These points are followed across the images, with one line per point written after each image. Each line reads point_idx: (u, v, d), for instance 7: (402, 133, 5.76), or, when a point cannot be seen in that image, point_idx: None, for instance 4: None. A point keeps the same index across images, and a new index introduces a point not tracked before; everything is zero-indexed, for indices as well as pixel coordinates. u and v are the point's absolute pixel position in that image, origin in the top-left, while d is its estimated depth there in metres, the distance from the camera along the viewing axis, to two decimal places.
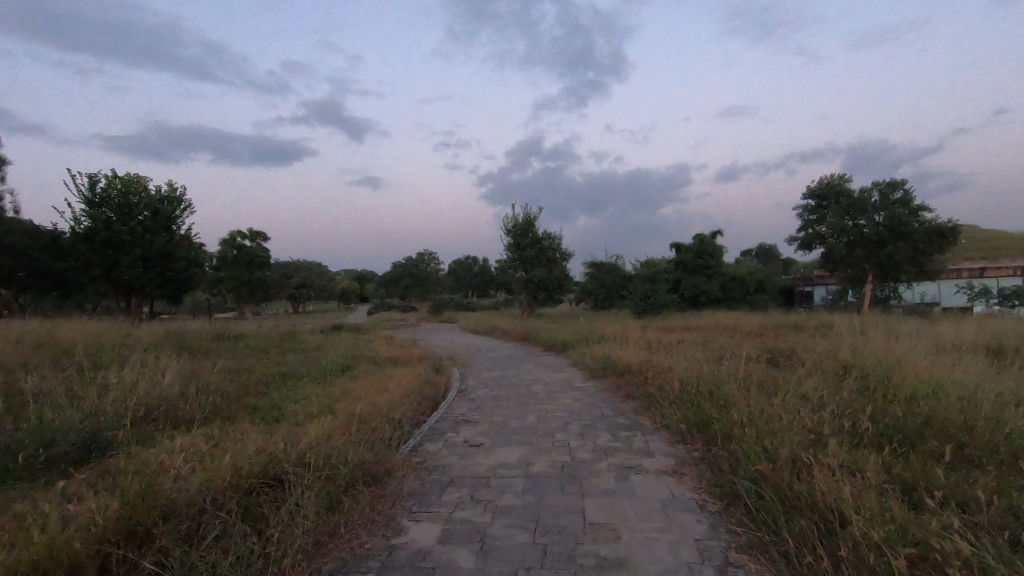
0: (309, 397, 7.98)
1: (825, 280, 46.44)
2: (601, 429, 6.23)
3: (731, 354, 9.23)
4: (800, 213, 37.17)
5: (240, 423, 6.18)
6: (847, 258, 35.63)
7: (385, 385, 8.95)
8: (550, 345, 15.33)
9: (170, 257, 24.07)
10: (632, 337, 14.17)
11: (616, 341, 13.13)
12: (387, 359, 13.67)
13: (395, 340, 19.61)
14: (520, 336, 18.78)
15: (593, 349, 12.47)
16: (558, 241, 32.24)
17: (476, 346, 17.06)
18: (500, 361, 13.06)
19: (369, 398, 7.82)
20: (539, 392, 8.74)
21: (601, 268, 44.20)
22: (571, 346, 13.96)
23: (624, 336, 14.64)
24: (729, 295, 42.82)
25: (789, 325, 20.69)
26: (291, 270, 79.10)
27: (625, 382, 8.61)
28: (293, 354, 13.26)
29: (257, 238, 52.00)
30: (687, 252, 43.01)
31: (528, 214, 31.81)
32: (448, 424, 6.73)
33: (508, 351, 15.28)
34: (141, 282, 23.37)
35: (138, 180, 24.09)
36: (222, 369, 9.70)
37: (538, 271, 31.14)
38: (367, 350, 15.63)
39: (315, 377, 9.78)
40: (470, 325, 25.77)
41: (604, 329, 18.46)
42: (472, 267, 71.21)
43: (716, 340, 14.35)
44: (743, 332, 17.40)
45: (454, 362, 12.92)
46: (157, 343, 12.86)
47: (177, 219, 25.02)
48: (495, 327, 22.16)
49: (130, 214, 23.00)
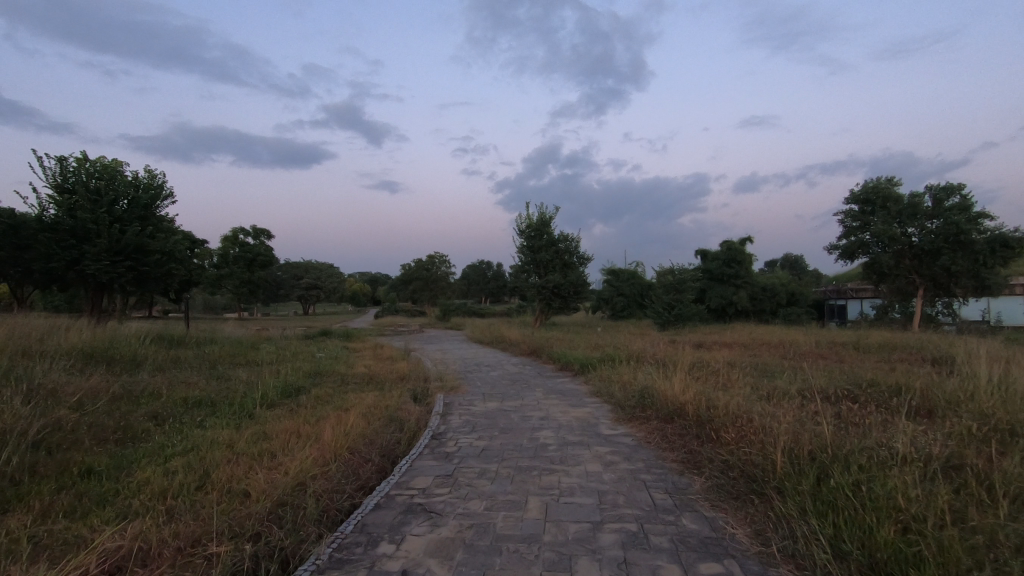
0: (202, 446, 5.26)
1: (862, 294, 42.95)
2: (662, 552, 3.33)
3: (829, 398, 6.32)
4: (842, 220, 33.89)
5: (11, 520, 3.44)
6: (895, 270, 32.26)
7: (325, 426, 6.18)
8: (564, 364, 12.48)
9: (144, 250, 21.64)
10: (668, 358, 11.38)
11: (652, 364, 10.28)
12: (362, 377, 11.00)
13: (384, 350, 16.95)
14: (528, 350, 15.96)
15: (621, 373, 9.65)
16: (576, 244, 29.44)
17: (477, 362, 14.29)
18: (500, 385, 10.28)
19: (287, 453, 5.06)
20: (548, 445, 5.89)
21: (620, 275, 41.38)
22: (592, 367, 11.13)
23: (659, 356, 11.76)
24: (758, 307, 39.69)
25: (847, 346, 17.65)
26: (301, 270, 77.34)
27: (679, 437, 5.74)
28: (245, 369, 10.62)
29: (261, 236, 49.88)
30: (715, 260, 39.90)
31: (543, 213, 29.10)
32: (390, 519, 3.89)
33: (513, 370, 12.49)
34: (110, 278, 20.92)
35: (113, 165, 21.77)
36: (109, 395, 6.98)
37: (552, 276, 28.28)
38: (345, 363, 13.00)
39: (241, 408, 7.03)
40: (476, 333, 23.06)
41: (631, 344, 15.62)
42: (485, 272, 68.62)
43: (775, 364, 11.43)
44: (798, 354, 14.40)
45: (443, 385, 10.16)
46: (76, 350, 10.28)
47: (156, 209, 22.60)
48: (503, 337, 19.42)
49: (99, 202, 20.63)
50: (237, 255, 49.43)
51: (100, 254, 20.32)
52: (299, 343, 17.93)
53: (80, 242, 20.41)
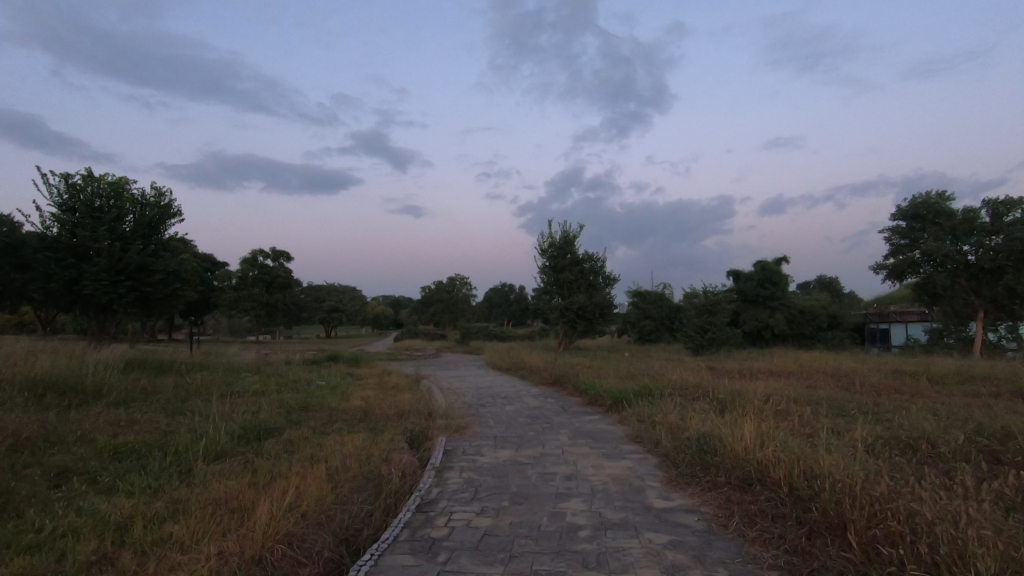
0: (80, 532, 3.67)
1: (908, 317, 40.11)
2: None
3: (980, 473, 4.44)
4: (889, 237, 31.57)
5: None
6: (950, 290, 29.70)
7: (271, 494, 4.52)
8: (593, 398, 10.68)
9: (147, 270, 20.65)
10: (719, 393, 9.49)
11: (703, 404, 8.38)
12: (354, 413, 9.32)
13: (391, 378, 15.34)
14: (550, 378, 14.18)
15: (666, 414, 7.79)
16: (601, 263, 27.73)
17: (493, 393, 12.56)
18: (514, 425, 8.50)
19: (193, 550, 3.42)
20: (581, 527, 4.12)
21: (646, 297, 39.48)
22: (628, 403, 9.27)
23: (708, 390, 9.88)
24: (797, 331, 37.14)
25: (915, 375, 15.47)
26: (323, 293, 77.09)
27: (771, 524, 3.93)
28: (217, 401, 9.07)
29: (280, 258, 49.35)
30: (748, 280, 37.62)
31: (566, 231, 27.55)
32: None
33: (532, 404, 10.68)
34: (109, 300, 19.91)
35: (119, 182, 21.04)
36: (14, 444, 5.45)
37: (577, 297, 26.56)
38: (342, 394, 11.41)
39: (178, 462, 5.45)
40: (494, 359, 21.36)
41: (668, 373, 13.71)
42: (508, 295, 67.08)
43: (848, 401, 9.46)
44: (864, 386, 12.35)
45: (448, 424, 8.43)
46: (26, 379, 8.87)
47: (161, 227, 21.72)
48: (523, 363, 17.71)
49: (102, 220, 19.80)
50: (256, 277, 48.83)
51: (100, 274, 19.39)
52: (301, 369, 16.47)
53: (79, 261, 19.50)
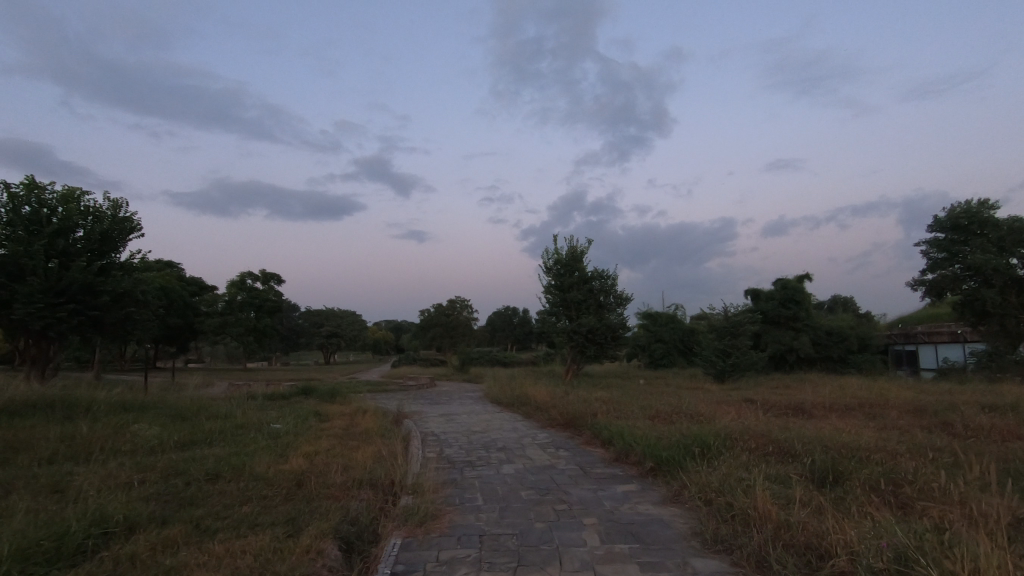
0: None
1: (938, 337, 37.03)
2: None
3: None
4: (926, 250, 28.83)
5: None
6: (1001, 308, 26.78)
7: None
8: (622, 454, 7.81)
9: (94, 291, 18.03)
10: (812, 455, 6.63)
11: (803, 484, 5.50)
12: (280, 484, 6.41)
13: (366, 418, 12.49)
14: (558, 419, 11.32)
15: (755, 496, 4.94)
16: (612, 280, 24.97)
17: (488, 441, 9.70)
18: (515, 508, 5.63)
19: None
20: None
21: (658, 318, 36.73)
22: (679, 467, 6.40)
23: (789, 452, 7.00)
24: (824, 354, 34.14)
25: (1005, 410, 12.53)
26: (321, 318, 74.55)
27: None
28: (84, 473, 6.23)
29: (270, 281, 46.86)
30: (769, 300, 34.71)
31: (573, 246, 24.90)
32: None
33: (539, 463, 7.79)
34: (48, 326, 17.19)
35: (69, 191, 18.63)
36: None
37: (586, 319, 23.80)
38: (285, 448, 8.55)
39: None
40: (494, 391, 18.48)
41: (711, 413, 10.88)
42: (511, 318, 64.12)
43: (990, 462, 6.59)
44: (968, 429, 9.45)
45: (415, 505, 5.57)
46: None
47: (115, 243, 19.22)
48: (526, 396, 14.86)
49: (41, 234, 17.21)
50: (245, 300, 46.18)
51: (34, 296, 16.65)
52: (256, 408, 13.58)
53: (12, 281, 16.90)
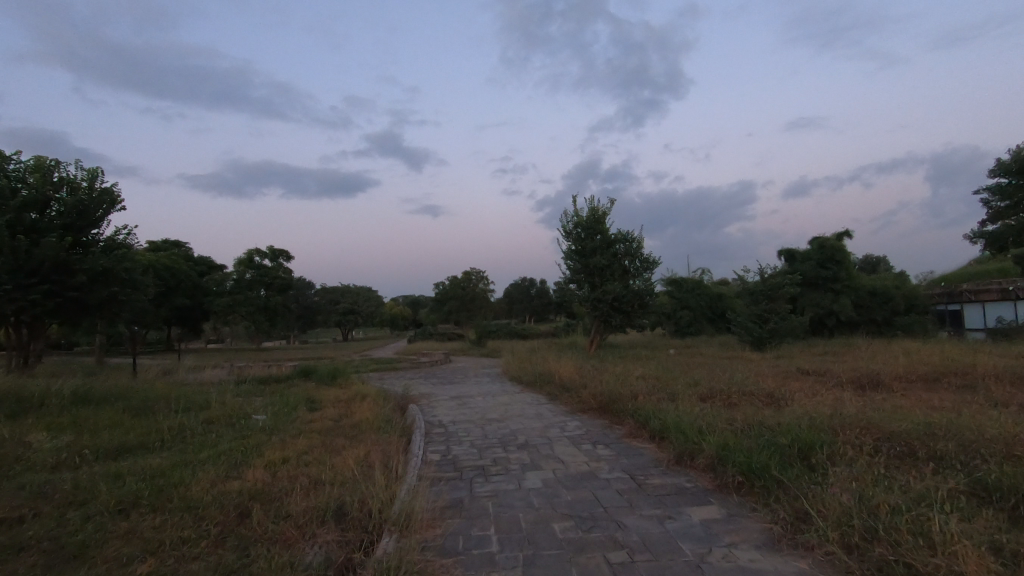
0: None
1: (988, 295, 34.07)
2: None
3: None
4: (989, 197, 25.91)
5: None
6: None
7: None
8: (684, 457, 5.84)
9: (70, 270, 16.43)
10: (976, 465, 4.58)
11: (1002, 524, 3.50)
12: (214, 516, 4.56)
13: (364, 405, 10.67)
14: (590, 404, 9.38)
15: (952, 554, 2.97)
16: (637, 243, 22.69)
17: (507, 435, 7.79)
18: (547, 559, 3.70)
19: None
20: None
21: (683, 284, 34.47)
22: (785, 485, 4.41)
23: (930, 457, 4.93)
24: (866, 317, 31.67)
25: None
26: (338, 294, 73.39)
27: None
28: None
29: (278, 257, 45.39)
30: (805, 261, 32.03)
31: (594, 207, 22.59)
32: None
33: (574, 471, 5.81)
34: (20, 308, 15.64)
35: (40, 161, 16.89)
36: None
37: (609, 286, 21.67)
38: (247, 454, 6.73)
39: None
40: (512, 367, 16.60)
41: (778, 391, 8.81)
42: (529, 289, 62.08)
43: None
44: None
45: (396, 554, 3.68)
46: None
47: (92, 218, 17.49)
48: (550, 373, 12.95)
49: (5, 207, 15.55)
50: (254, 278, 44.71)
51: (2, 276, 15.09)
52: (241, 395, 11.88)
53: None
